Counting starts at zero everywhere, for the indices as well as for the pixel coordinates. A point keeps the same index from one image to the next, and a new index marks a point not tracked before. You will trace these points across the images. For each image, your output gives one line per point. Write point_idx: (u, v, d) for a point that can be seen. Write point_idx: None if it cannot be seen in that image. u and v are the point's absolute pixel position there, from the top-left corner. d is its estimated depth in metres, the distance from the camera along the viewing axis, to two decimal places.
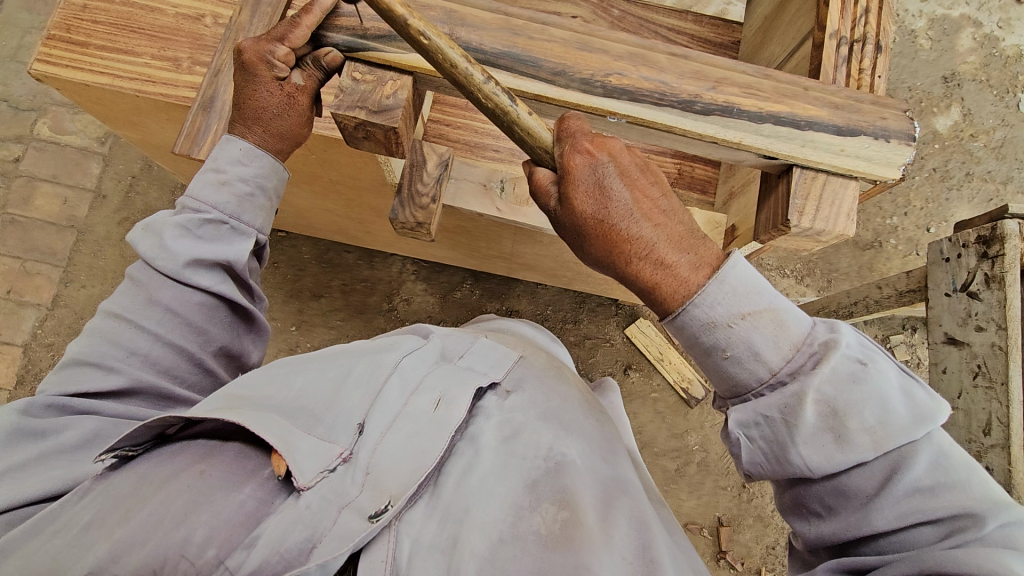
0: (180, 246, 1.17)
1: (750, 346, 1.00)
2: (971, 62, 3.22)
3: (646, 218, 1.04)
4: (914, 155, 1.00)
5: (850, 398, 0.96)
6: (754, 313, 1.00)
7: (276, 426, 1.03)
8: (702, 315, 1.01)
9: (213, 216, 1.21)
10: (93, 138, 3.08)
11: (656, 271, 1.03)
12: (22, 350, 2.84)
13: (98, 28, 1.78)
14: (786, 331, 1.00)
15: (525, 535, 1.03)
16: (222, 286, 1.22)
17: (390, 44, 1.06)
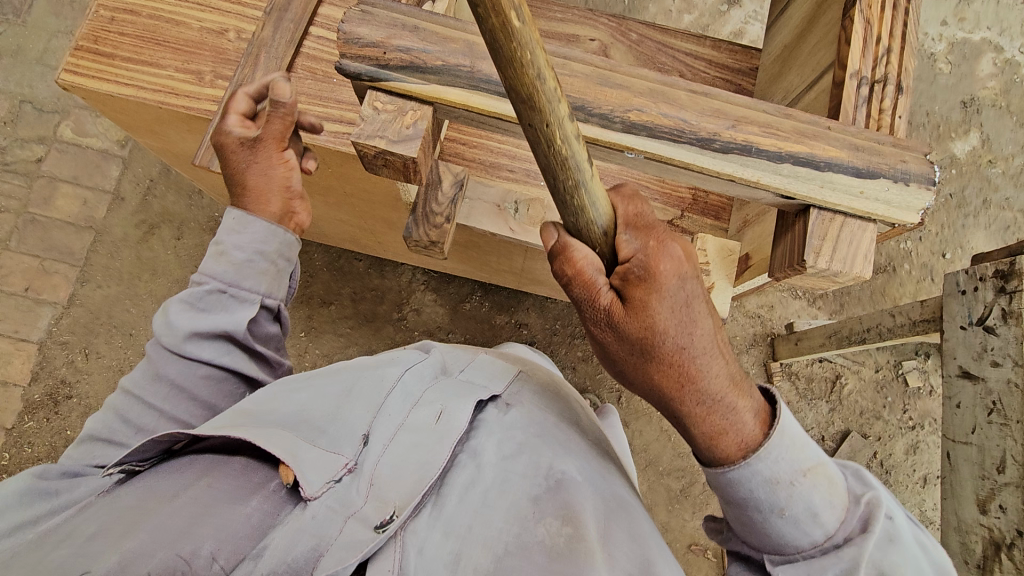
0: (181, 323, 1.25)
1: (805, 503, 1.07)
2: (990, 88, 3.19)
3: (716, 359, 1.09)
4: (934, 200, 1.01)
5: (893, 559, 1.03)
6: (808, 469, 1.08)
7: (284, 441, 1.04)
8: (766, 470, 1.07)
9: (214, 287, 1.29)
10: (114, 141, 3.13)
11: (718, 413, 1.08)
12: (37, 347, 2.88)
13: (125, 40, 1.82)
14: (834, 490, 1.09)
15: (530, 548, 0.99)
16: (222, 356, 1.30)
17: (412, 74, 1.07)
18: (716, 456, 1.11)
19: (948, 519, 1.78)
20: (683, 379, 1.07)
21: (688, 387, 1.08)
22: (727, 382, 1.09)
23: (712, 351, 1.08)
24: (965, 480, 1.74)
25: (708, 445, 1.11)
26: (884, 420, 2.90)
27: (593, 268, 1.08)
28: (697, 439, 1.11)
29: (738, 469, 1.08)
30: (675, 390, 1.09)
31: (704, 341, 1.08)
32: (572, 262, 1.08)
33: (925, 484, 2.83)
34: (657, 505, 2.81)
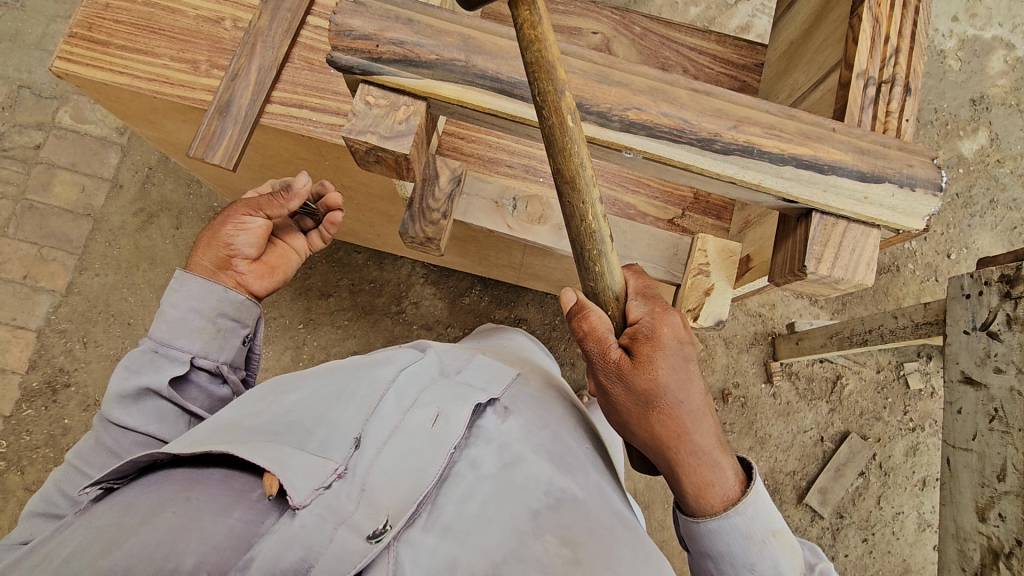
0: (113, 384, 1.28)
1: (772, 562, 1.17)
2: (1001, 86, 3.14)
3: (706, 424, 1.18)
4: (940, 206, 0.98)
5: None
6: (779, 531, 1.19)
7: (266, 449, 1.00)
8: (745, 528, 1.17)
9: (148, 346, 1.34)
10: (113, 129, 3.11)
11: (704, 469, 1.17)
12: (35, 335, 2.87)
13: (120, 27, 1.79)
14: (795, 553, 1.21)
15: (525, 561, 0.98)
16: (151, 416, 1.28)
17: (405, 69, 1.04)
18: (700, 509, 1.19)
19: (946, 524, 1.78)
20: (677, 433, 1.16)
21: (681, 441, 1.17)
22: (715, 441, 1.18)
23: (704, 412, 1.18)
24: (964, 487, 1.72)
25: (694, 496, 1.19)
26: (884, 422, 2.88)
27: (606, 328, 1.19)
28: (686, 490, 1.19)
29: (717, 521, 1.17)
30: (666, 444, 1.17)
31: (698, 402, 1.18)
32: (589, 323, 1.19)
33: (924, 487, 2.82)
34: (654, 502, 2.80)
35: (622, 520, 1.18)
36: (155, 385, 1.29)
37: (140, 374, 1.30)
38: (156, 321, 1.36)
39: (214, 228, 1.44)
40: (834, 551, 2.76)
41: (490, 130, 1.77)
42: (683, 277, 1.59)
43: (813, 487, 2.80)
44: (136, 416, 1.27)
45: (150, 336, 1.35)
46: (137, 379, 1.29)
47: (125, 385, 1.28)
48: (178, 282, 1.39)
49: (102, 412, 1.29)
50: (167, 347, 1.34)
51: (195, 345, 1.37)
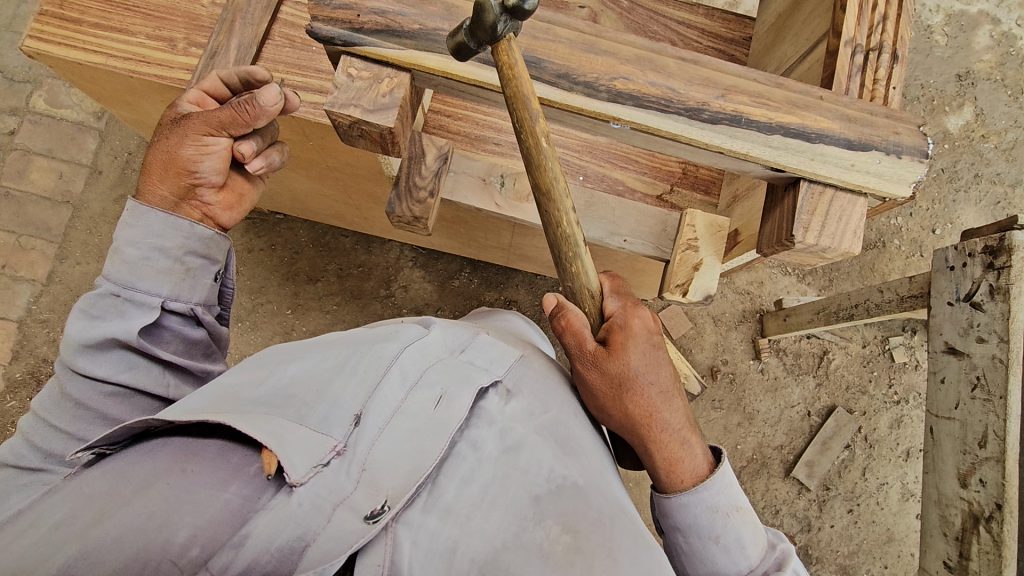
0: (72, 332, 1.21)
1: (735, 534, 1.17)
2: (986, 60, 3.15)
3: (676, 403, 1.21)
4: (926, 173, 0.98)
5: None
6: (743, 506, 1.20)
7: (266, 424, 1.00)
8: (707, 497, 1.18)
9: (108, 291, 1.26)
10: (90, 113, 3.03)
11: (672, 449, 1.19)
12: (16, 326, 2.82)
13: (92, 4, 1.73)
14: (761, 531, 1.21)
15: (527, 546, 1.01)
16: (122, 367, 1.25)
17: (388, 39, 1.02)
18: (671, 484, 1.20)
19: (929, 491, 1.82)
20: (649, 416, 1.17)
21: (652, 423, 1.17)
22: (684, 420, 1.21)
23: (673, 397, 1.20)
24: (947, 455, 1.76)
25: (663, 474, 1.20)
26: (870, 395, 2.94)
27: (582, 323, 1.20)
28: (657, 466, 1.20)
29: (687, 496, 1.18)
30: (634, 428, 1.18)
31: (668, 389, 1.19)
32: (566, 320, 1.21)
33: (908, 457, 2.88)
34: (645, 479, 2.84)
35: (618, 498, 1.17)
36: (123, 333, 1.24)
37: (106, 320, 1.24)
38: (114, 261, 1.28)
39: (163, 152, 1.33)
40: (820, 521, 2.83)
41: (476, 107, 1.75)
42: (672, 252, 1.59)
43: (800, 460, 2.86)
44: (107, 365, 1.23)
45: (108, 280, 1.27)
46: (103, 325, 1.23)
47: (88, 333, 1.21)
48: (133, 212, 1.30)
49: (64, 359, 1.23)
50: (132, 290, 1.28)
51: (162, 289, 1.31)
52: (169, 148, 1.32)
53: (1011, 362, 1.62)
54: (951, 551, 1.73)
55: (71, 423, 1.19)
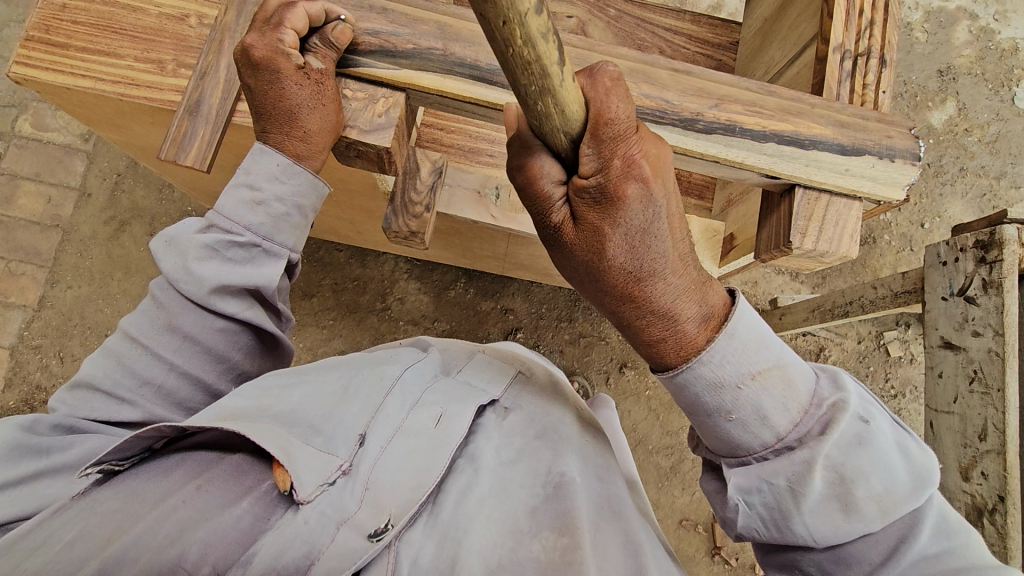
0: (206, 270, 1.10)
1: (756, 404, 1.01)
2: (966, 56, 3.20)
3: (671, 268, 1.01)
4: (919, 175, 0.99)
5: (857, 466, 0.97)
6: (763, 370, 1.01)
7: (275, 436, 0.99)
8: (711, 374, 1.02)
9: (244, 239, 1.12)
10: (77, 135, 3.01)
11: (665, 324, 1.02)
12: (9, 352, 2.79)
13: (78, 29, 1.72)
14: (794, 385, 1.02)
15: (524, 561, 0.98)
16: (247, 313, 1.16)
17: (381, 59, 1.04)
18: (660, 360, 1.06)
19: None
20: (633, 288, 1.00)
21: (639, 297, 1.01)
22: (677, 290, 1.01)
23: (666, 258, 1.00)
24: (948, 450, 1.77)
25: (661, 354, 1.04)
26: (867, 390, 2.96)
27: (552, 177, 0.99)
28: (640, 344, 1.06)
29: (680, 376, 1.03)
30: (619, 303, 1.03)
31: (652, 248, 0.99)
32: (529, 174, 0.98)
33: None
34: (648, 483, 2.84)
35: (626, 503, 1.16)
36: (261, 284, 1.15)
37: (239, 265, 1.13)
38: (252, 212, 1.12)
39: (307, 135, 1.05)
40: None
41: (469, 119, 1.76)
42: None
43: None
44: (232, 305, 1.14)
45: (248, 229, 1.12)
46: (239, 273, 1.13)
47: (225, 279, 1.11)
48: (280, 169, 1.11)
49: (186, 288, 1.10)
50: (272, 244, 1.16)
51: (294, 242, 1.20)
52: (319, 127, 1.03)
53: (1007, 355, 1.64)
54: None
55: (176, 352, 1.13)
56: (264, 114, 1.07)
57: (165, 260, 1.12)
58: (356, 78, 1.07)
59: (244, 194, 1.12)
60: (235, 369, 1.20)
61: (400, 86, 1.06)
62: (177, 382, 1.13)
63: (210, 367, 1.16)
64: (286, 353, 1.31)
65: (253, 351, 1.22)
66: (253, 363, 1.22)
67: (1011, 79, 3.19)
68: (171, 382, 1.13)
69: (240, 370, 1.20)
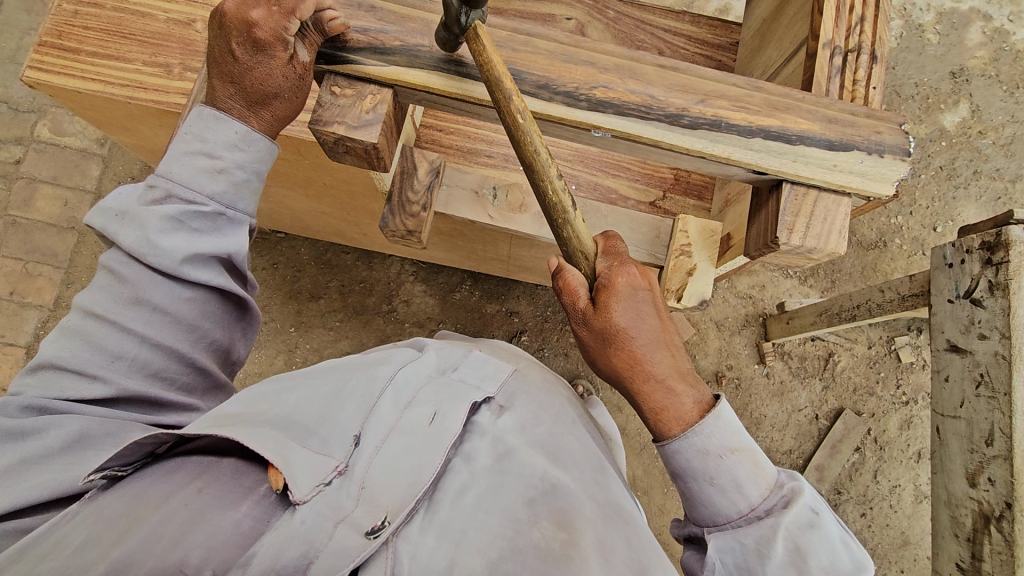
0: (174, 241, 1.11)
1: (731, 477, 1.18)
2: (979, 57, 3.15)
3: (667, 352, 1.24)
4: (909, 170, 0.98)
5: (809, 541, 1.10)
6: (741, 445, 1.19)
7: (270, 440, 1.00)
8: (699, 443, 1.20)
9: (210, 208, 1.15)
10: (93, 140, 3.08)
11: (660, 395, 1.23)
12: (25, 351, 2.86)
13: (90, 34, 1.77)
14: (767, 472, 1.20)
15: (525, 549, 0.97)
16: (219, 279, 1.18)
17: (370, 56, 1.06)
18: (659, 429, 1.24)
19: (939, 492, 1.80)
20: (634, 364, 1.22)
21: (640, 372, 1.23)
22: (672, 370, 1.24)
23: (659, 348, 1.24)
24: (955, 455, 1.74)
25: (659, 425, 1.24)
26: (878, 397, 2.90)
27: (580, 281, 1.24)
28: (644, 413, 1.25)
29: (677, 442, 1.21)
30: (629, 375, 1.24)
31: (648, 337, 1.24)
32: (563, 279, 1.26)
33: (919, 459, 2.84)
34: (653, 487, 2.82)
35: (626, 511, 1.16)
36: (231, 251, 1.19)
37: (204, 234, 1.15)
38: (215, 179, 1.14)
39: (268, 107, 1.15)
40: None
41: (468, 120, 1.77)
42: (666, 258, 1.58)
43: (810, 464, 2.82)
44: (203, 274, 1.15)
45: (211, 198, 1.15)
46: (207, 241, 1.15)
47: (194, 246, 1.13)
48: (239, 137, 1.15)
49: (154, 262, 1.10)
50: (234, 209, 1.19)
51: (253, 208, 1.24)
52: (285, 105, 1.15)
53: (1013, 358, 1.60)
54: (963, 552, 1.70)
55: (147, 326, 1.12)
56: (225, 72, 1.11)
57: (121, 236, 1.10)
58: (346, 74, 1.09)
59: (204, 163, 1.14)
60: (207, 339, 1.21)
61: (390, 81, 1.08)
62: (152, 354, 1.12)
63: (183, 335, 1.16)
64: (252, 320, 1.33)
65: (222, 318, 1.24)
66: (224, 330, 1.24)
67: None
68: (145, 355, 1.12)
69: (212, 339, 1.22)
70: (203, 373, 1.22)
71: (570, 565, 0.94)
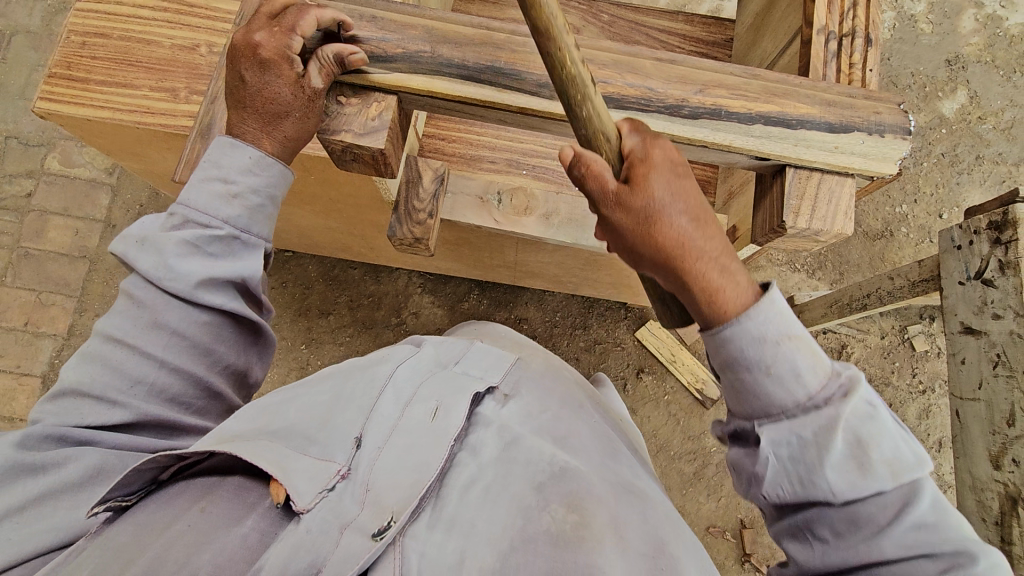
0: (189, 265, 1.13)
1: (782, 369, 0.94)
2: (974, 44, 3.16)
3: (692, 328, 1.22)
4: (911, 148, 0.99)
5: (869, 433, 0.91)
6: (802, 367, 0.94)
7: (270, 452, 1.01)
8: (740, 340, 0.94)
9: (224, 233, 1.17)
10: (102, 170, 3.14)
11: (706, 272, 0.94)
12: (41, 380, 2.89)
13: (97, 64, 1.82)
14: (849, 427, 0.92)
15: (535, 536, 0.98)
16: (233, 304, 1.19)
17: (373, 66, 1.09)
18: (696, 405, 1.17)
19: (962, 477, 1.77)
20: (665, 248, 0.93)
21: (682, 265, 0.93)
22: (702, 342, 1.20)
23: (689, 225, 0.94)
24: (975, 438, 1.72)
25: (707, 317, 0.96)
26: (894, 387, 2.87)
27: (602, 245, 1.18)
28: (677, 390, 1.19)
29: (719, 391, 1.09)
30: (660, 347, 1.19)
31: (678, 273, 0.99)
32: None
33: (940, 448, 2.81)
34: (672, 489, 2.80)
35: (640, 488, 1.16)
36: (246, 275, 1.20)
37: (219, 259, 1.17)
38: (230, 205, 1.17)
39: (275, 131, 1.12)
40: None
41: (469, 128, 1.80)
42: None
43: None
44: (217, 298, 1.17)
45: (226, 222, 1.17)
46: (221, 266, 1.17)
47: (208, 271, 1.15)
48: (252, 162, 1.17)
49: (170, 286, 1.12)
50: (249, 235, 1.21)
51: (267, 233, 1.25)
52: (288, 125, 1.10)
53: None
54: (990, 536, 1.67)
55: (164, 350, 1.13)
56: (238, 99, 1.13)
57: (139, 260, 1.13)
58: (353, 81, 1.12)
59: (220, 188, 1.16)
60: (222, 363, 1.22)
61: (395, 87, 1.10)
62: (169, 379, 1.14)
63: (199, 360, 1.18)
64: (268, 343, 1.33)
65: (236, 342, 1.25)
66: (238, 355, 1.25)
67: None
68: (163, 380, 1.14)
69: (227, 364, 1.23)
70: (217, 397, 1.23)
71: (582, 547, 0.95)
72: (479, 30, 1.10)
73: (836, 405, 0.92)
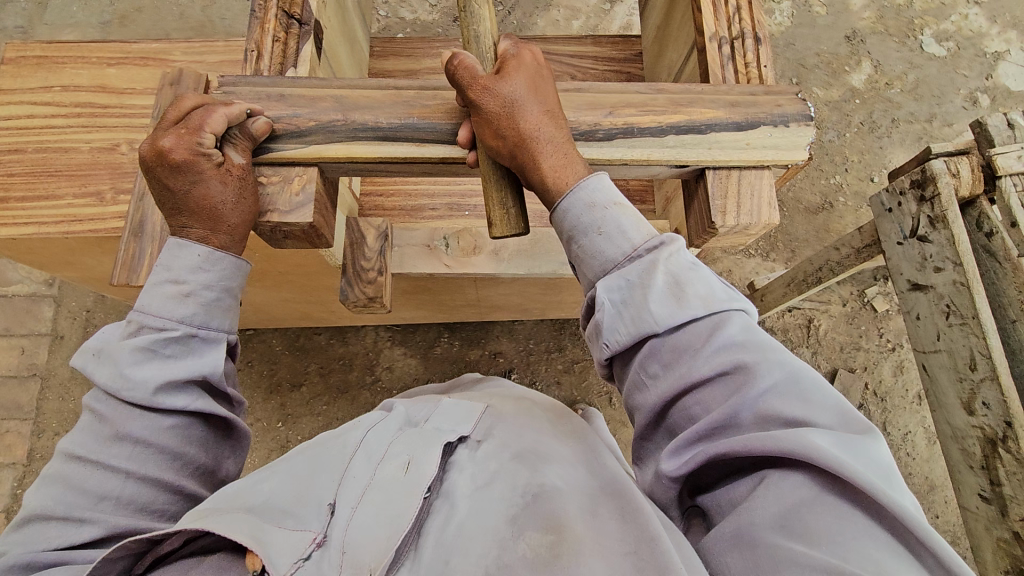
0: (145, 373, 1.07)
1: (665, 297, 1.01)
2: (867, 18, 3.37)
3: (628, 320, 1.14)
4: (816, 134, 1.04)
5: (727, 348, 0.96)
6: (684, 294, 1.00)
7: (245, 525, 0.97)
8: (620, 269, 1.04)
9: (178, 332, 1.10)
10: (40, 282, 3.03)
11: (549, 157, 1.05)
12: (5, 515, 2.72)
13: (15, 180, 1.77)
14: (737, 351, 0.96)
15: (512, 564, 0.94)
16: (198, 403, 1.12)
17: (290, 141, 1.11)
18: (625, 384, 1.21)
19: (943, 427, 1.82)
20: (521, 138, 1.04)
21: (527, 143, 1.04)
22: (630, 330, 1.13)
23: (541, 117, 1.05)
24: (947, 388, 1.77)
25: (547, 191, 1.07)
26: (865, 350, 2.95)
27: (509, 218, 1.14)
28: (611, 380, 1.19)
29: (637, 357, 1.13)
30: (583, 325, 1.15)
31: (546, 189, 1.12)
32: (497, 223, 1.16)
33: (921, 400, 2.88)
34: None
35: (629, 483, 1.14)
36: (206, 372, 1.13)
37: (179, 360, 1.10)
38: (181, 304, 1.10)
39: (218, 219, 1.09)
40: None
41: (406, 180, 1.83)
42: None
43: None
44: (180, 400, 1.10)
45: (181, 322, 1.10)
46: (181, 366, 1.10)
47: (168, 375, 1.08)
48: (201, 257, 1.12)
49: (129, 396, 1.06)
50: (206, 331, 1.14)
51: (230, 324, 1.19)
52: (226, 206, 1.07)
53: (971, 282, 1.64)
54: (981, 481, 1.70)
55: (130, 459, 1.08)
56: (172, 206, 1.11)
57: (96, 373, 1.08)
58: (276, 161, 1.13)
59: (171, 289, 1.10)
60: (193, 465, 1.15)
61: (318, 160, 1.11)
62: (138, 488, 1.07)
63: (168, 464, 1.11)
64: (243, 435, 1.26)
65: (206, 440, 1.18)
66: (208, 454, 1.18)
67: (914, 30, 3.36)
68: (132, 491, 1.07)
69: (198, 465, 1.16)
70: (193, 500, 1.15)
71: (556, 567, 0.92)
72: (387, 90, 1.14)
73: (723, 328, 0.98)
